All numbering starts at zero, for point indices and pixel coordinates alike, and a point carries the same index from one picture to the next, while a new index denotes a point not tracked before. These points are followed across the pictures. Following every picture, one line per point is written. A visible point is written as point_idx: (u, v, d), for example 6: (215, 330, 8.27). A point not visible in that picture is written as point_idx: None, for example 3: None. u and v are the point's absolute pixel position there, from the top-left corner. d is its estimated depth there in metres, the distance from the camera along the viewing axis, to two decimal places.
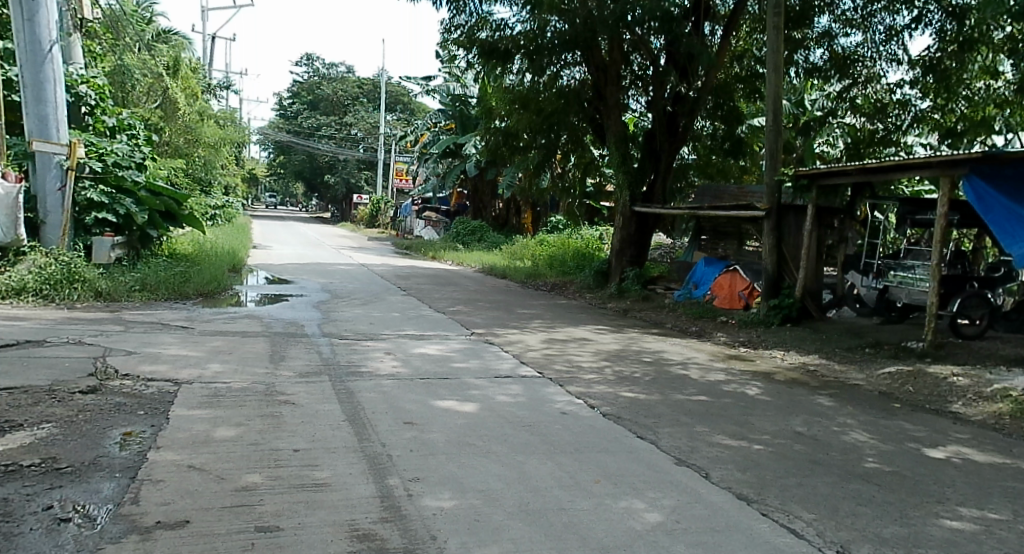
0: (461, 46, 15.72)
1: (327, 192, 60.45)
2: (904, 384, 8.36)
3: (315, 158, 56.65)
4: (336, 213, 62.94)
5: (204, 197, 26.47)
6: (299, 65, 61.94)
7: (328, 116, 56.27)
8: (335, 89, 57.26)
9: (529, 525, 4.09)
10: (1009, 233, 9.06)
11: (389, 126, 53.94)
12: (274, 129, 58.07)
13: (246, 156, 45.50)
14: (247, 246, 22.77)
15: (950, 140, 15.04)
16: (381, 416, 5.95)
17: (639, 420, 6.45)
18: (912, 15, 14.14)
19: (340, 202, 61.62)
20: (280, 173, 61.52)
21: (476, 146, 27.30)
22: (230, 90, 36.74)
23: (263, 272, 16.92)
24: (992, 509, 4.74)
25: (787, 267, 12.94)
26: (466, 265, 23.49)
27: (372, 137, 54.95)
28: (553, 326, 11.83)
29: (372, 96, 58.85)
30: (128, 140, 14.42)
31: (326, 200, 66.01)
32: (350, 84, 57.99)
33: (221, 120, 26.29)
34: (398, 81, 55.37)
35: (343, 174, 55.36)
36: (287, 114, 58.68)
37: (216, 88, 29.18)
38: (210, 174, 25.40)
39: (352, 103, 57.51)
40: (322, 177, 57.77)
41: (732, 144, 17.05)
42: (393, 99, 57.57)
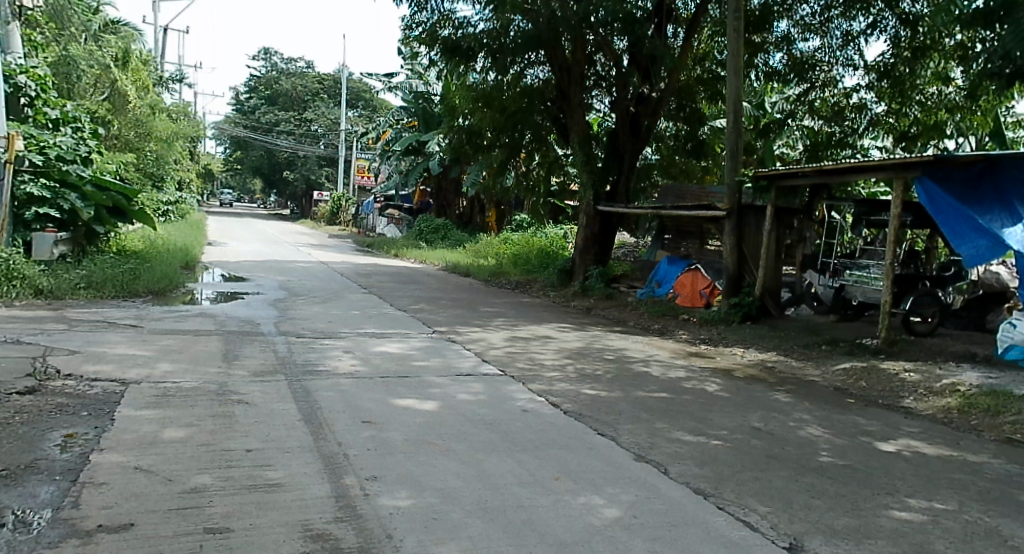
0: (422, 43, 15.61)
1: (286, 189, 59.72)
2: (858, 380, 8.54)
3: (273, 154, 55.79)
4: (297, 211, 62.08)
5: (154, 193, 25.92)
6: (259, 60, 61.13)
7: (287, 112, 55.58)
8: (295, 84, 56.37)
9: (487, 523, 4.06)
10: (959, 234, 9.18)
11: (351, 123, 53.43)
12: (231, 124, 57.08)
13: (202, 152, 44.65)
14: (201, 242, 22.41)
15: (904, 143, 15.41)
16: (338, 415, 5.87)
17: (599, 417, 6.48)
18: (867, 21, 14.39)
19: (300, 199, 60.74)
20: (239, 169, 60.53)
21: (439, 144, 27.16)
22: (183, 84, 35.95)
23: (217, 270, 16.60)
24: (939, 500, 4.85)
25: (747, 265, 13.12)
26: (429, 264, 23.32)
27: (333, 134, 54.53)
28: (516, 324, 11.80)
29: (333, 92, 58.17)
30: (72, 132, 14.02)
31: (286, 198, 65.00)
32: (310, 81, 57.29)
33: (175, 114, 25.78)
34: (360, 78, 54.94)
35: (303, 170, 54.64)
36: (245, 109, 57.82)
37: (169, 82, 28.58)
38: (163, 169, 24.91)
39: (312, 99, 56.76)
40: (281, 174, 56.89)
41: (694, 145, 17.29)
42: (355, 95, 56.99)
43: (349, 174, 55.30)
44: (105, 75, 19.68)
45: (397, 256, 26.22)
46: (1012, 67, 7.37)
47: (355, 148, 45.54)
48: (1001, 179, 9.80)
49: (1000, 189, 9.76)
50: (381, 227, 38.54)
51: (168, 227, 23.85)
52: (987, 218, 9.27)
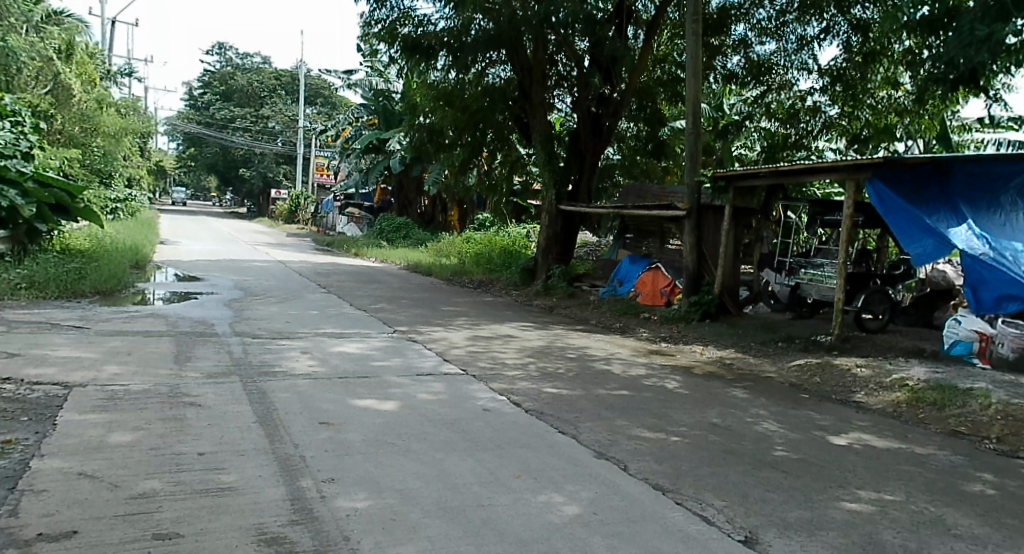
0: (382, 39, 15.48)
1: (242, 187, 58.76)
2: (812, 376, 8.70)
3: (228, 151, 54.84)
4: (254, 209, 61.15)
5: (101, 190, 25.23)
6: (212, 55, 60.16)
7: (243, 108, 54.74)
8: (251, 80, 55.52)
9: (446, 523, 4.04)
10: (908, 233, 9.44)
11: (309, 120, 52.86)
12: (184, 120, 56.00)
13: (152, 147, 43.67)
14: (153, 242, 21.85)
15: (857, 145, 15.69)
16: (294, 416, 5.79)
17: (560, 415, 6.50)
18: (821, 26, 14.66)
19: (257, 198, 59.83)
20: (193, 166, 59.39)
21: (400, 142, 27.04)
22: (133, 76, 34.96)
23: (169, 269, 16.29)
24: (888, 491, 4.96)
25: (706, 264, 13.27)
26: (391, 263, 23.26)
27: (291, 131, 53.92)
28: (478, 323, 11.78)
29: (290, 88, 57.51)
30: (10, 126, 13.57)
31: (243, 196, 63.97)
32: (266, 77, 56.47)
33: (124, 108, 25.15)
34: (319, 74, 54.40)
35: (259, 167, 53.88)
36: (199, 105, 56.78)
37: (117, 75, 27.88)
38: (110, 166, 24.28)
39: (269, 95, 56.01)
40: (236, 171, 55.97)
41: (655, 145, 17.42)
42: (313, 92, 56.30)
43: (306, 172, 54.69)
44: (48, 67, 19.34)
45: (359, 253, 26.24)
46: (956, 74, 7.57)
47: (313, 146, 45.02)
48: (949, 184, 10.03)
49: (948, 193, 9.98)
50: (341, 225, 38.21)
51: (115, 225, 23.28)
52: (934, 219, 9.48)
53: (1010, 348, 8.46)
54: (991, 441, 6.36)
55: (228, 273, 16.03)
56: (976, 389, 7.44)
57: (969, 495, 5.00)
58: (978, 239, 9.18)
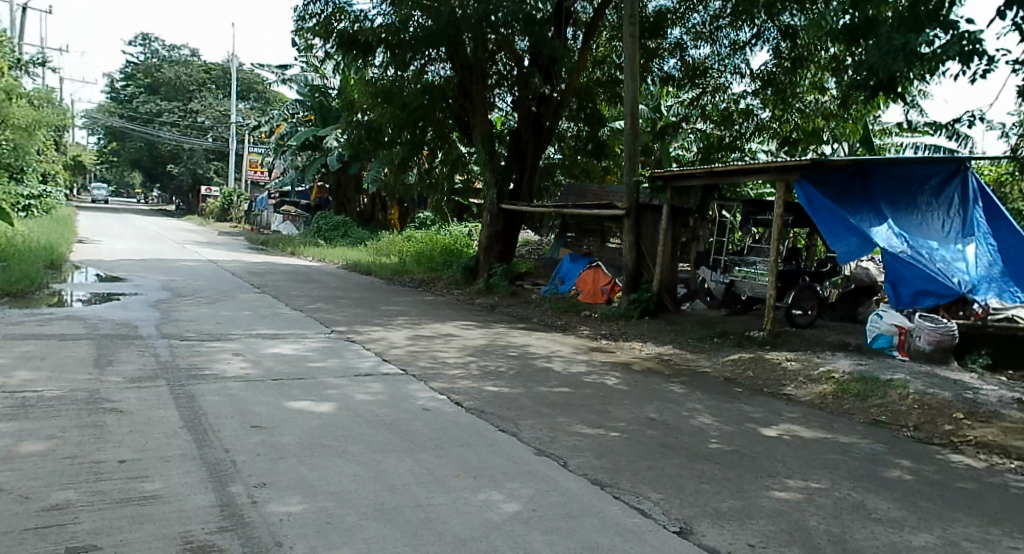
0: (317, 35, 15.25)
1: (171, 183, 57.05)
2: (746, 370, 8.91)
3: (154, 146, 53.11)
4: (182, 207, 59.42)
5: (12, 187, 24.05)
6: (135, 45, 58.19)
7: (170, 102, 53.12)
8: (178, 73, 53.92)
9: (383, 524, 3.98)
10: (834, 232, 9.68)
11: (241, 115, 51.62)
12: (105, 113, 53.94)
13: (71, 141, 41.90)
14: (69, 240, 20.96)
15: (786, 148, 16.09)
16: (224, 420, 5.63)
17: (501, 413, 6.48)
18: (753, 32, 15.03)
19: (186, 195, 58.09)
20: (116, 162, 57.32)
21: (337, 139, 26.79)
22: (47, 67, 33.47)
23: (88, 269, 15.69)
24: (815, 479, 5.10)
25: (645, 262, 13.47)
26: (329, 261, 22.96)
27: (222, 126, 52.59)
28: (418, 322, 11.69)
29: (220, 82, 56.21)
30: None
31: (171, 193, 62.06)
32: (196, 70, 54.99)
33: (36, 101, 24.04)
34: (252, 68, 53.19)
35: (189, 164, 52.39)
36: (122, 98, 54.84)
37: (28, 65, 26.61)
38: (22, 161, 23.18)
39: (198, 89, 54.52)
40: (163, 167, 54.22)
41: (595, 145, 17.63)
42: (246, 87, 55.08)
43: (238, 169, 53.43)
44: None
45: (294, 253, 25.69)
46: (875, 81, 7.83)
47: (246, 142, 44.00)
48: (871, 184, 10.40)
49: (871, 192, 10.35)
50: (276, 223, 37.45)
51: (29, 223, 22.26)
52: (858, 219, 9.83)
53: (926, 341, 8.80)
54: (909, 429, 6.61)
55: (153, 274, 15.50)
56: (897, 380, 7.72)
57: (888, 480, 5.18)
58: (896, 237, 9.70)
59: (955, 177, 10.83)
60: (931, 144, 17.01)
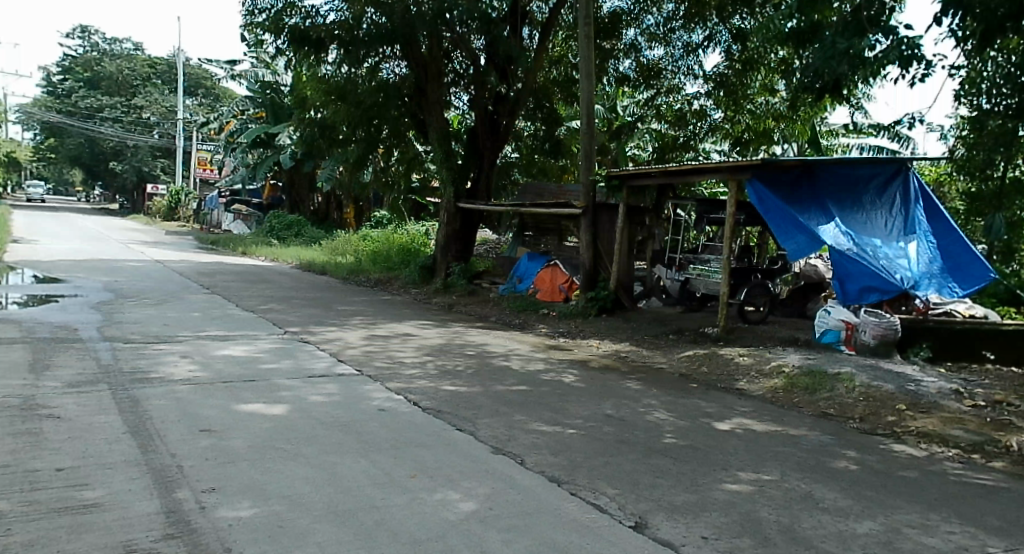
0: (266, 30, 14.87)
1: (115, 181, 55.57)
2: (700, 365, 9.02)
3: (96, 143, 51.67)
4: (127, 205, 57.90)
5: None
6: (74, 38, 56.52)
7: (112, 97, 51.73)
8: (121, 67, 52.57)
9: (337, 526, 3.91)
10: (784, 230, 9.84)
11: (188, 111, 50.56)
12: (43, 108, 52.25)
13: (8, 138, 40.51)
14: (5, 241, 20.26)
15: (738, 148, 16.29)
16: (171, 425, 5.48)
17: (458, 413, 6.43)
18: (705, 34, 15.34)
19: (131, 193, 56.62)
20: (56, 159, 55.57)
21: (290, 137, 26.44)
22: None
23: (26, 270, 15.18)
24: (766, 471, 5.17)
25: (602, 260, 13.48)
26: (283, 261, 22.60)
27: (168, 123, 51.45)
28: (374, 322, 11.57)
29: (166, 78, 55.03)
30: None
31: (114, 191, 60.43)
32: (140, 64, 53.69)
33: None
34: (200, 63, 52.10)
35: (133, 161, 51.12)
36: (61, 92, 53.20)
37: None
38: None
39: (143, 84, 53.30)
40: (106, 164, 52.76)
41: (552, 145, 17.46)
42: (193, 83, 53.92)
43: (185, 166, 52.30)
44: None
45: (246, 253, 25.20)
46: (820, 84, 7.92)
47: (194, 140, 43.11)
48: (818, 184, 10.61)
49: (818, 192, 10.56)
50: (227, 222, 36.75)
51: None
52: (805, 217, 10.02)
53: (871, 335, 8.99)
54: (855, 421, 6.76)
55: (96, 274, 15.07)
56: (844, 373, 7.89)
57: (835, 471, 5.28)
58: (843, 235, 9.91)
59: (898, 177, 11.08)
60: (875, 145, 17.46)
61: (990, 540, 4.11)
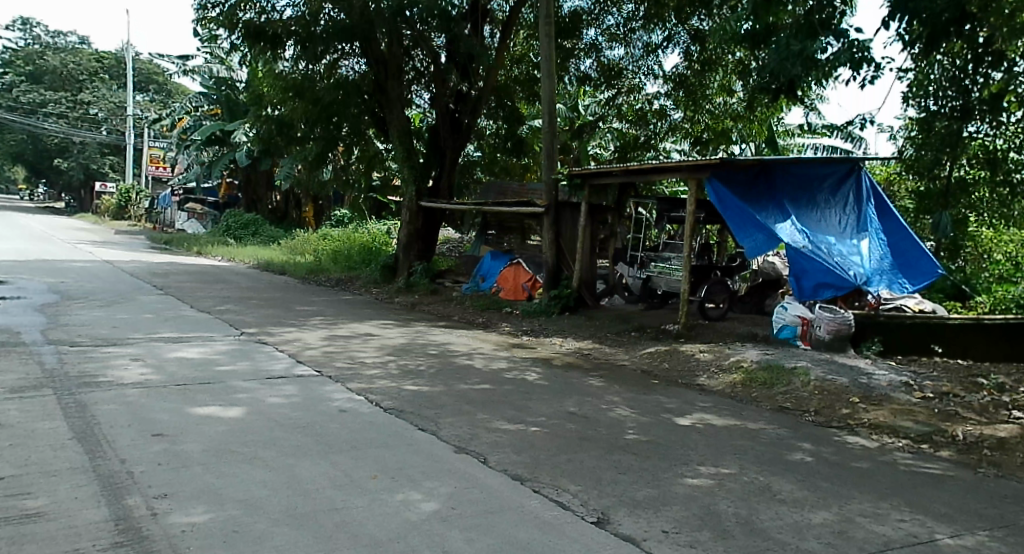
0: (221, 25, 14.60)
1: (62, 179, 54.10)
2: (662, 362, 9.08)
3: (40, 139, 50.20)
4: (74, 204, 56.41)
5: None
6: (16, 30, 54.81)
7: (57, 92, 50.26)
8: (65, 62, 51.11)
9: (295, 530, 3.82)
10: (743, 228, 9.95)
11: (138, 108, 49.43)
12: None
13: None
14: None
15: (698, 147, 16.60)
16: (121, 430, 5.31)
17: (421, 412, 6.36)
18: (663, 35, 15.47)
19: (78, 191, 55.18)
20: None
21: (245, 134, 25.80)
22: None
23: None
24: (725, 465, 5.21)
25: (565, 259, 13.52)
26: (241, 261, 22.24)
27: (117, 119, 50.27)
28: (335, 323, 11.42)
29: (114, 73, 53.80)
30: None
31: (59, 189, 58.78)
32: (86, 58, 52.27)
33: None
34: (150, 58, 50.94)
35: (80, 158, 49.89)
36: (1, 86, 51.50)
37: None
38: None
39: (89, 79, 51.93)
40: (51, 161, 51.29)
41: (514, 143, 17.39)
42: (144, 78, 52.72)
43: (136, 164, 51.12)
44: None
45: (201, 253, 24.72)
46: (776, 85, 8.00)
47: (145, 137, 42.15)
48: (775, 184, 10.74)
49: (775, 191, 10.70)
50: (181, 221, 36.05)
51: None
52: (762, 215, 10.15)
53: (825, 330, 9.12)
54: (810, 414, 6.85)
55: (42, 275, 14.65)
56: (801, 367, 8.01)
57: (792, 463, 5.34)
58: (800, 233, 10.06)
59: (850, 176, 11.29)
60: (829, 146, 17.78)
61: (938, 527, 4.19)
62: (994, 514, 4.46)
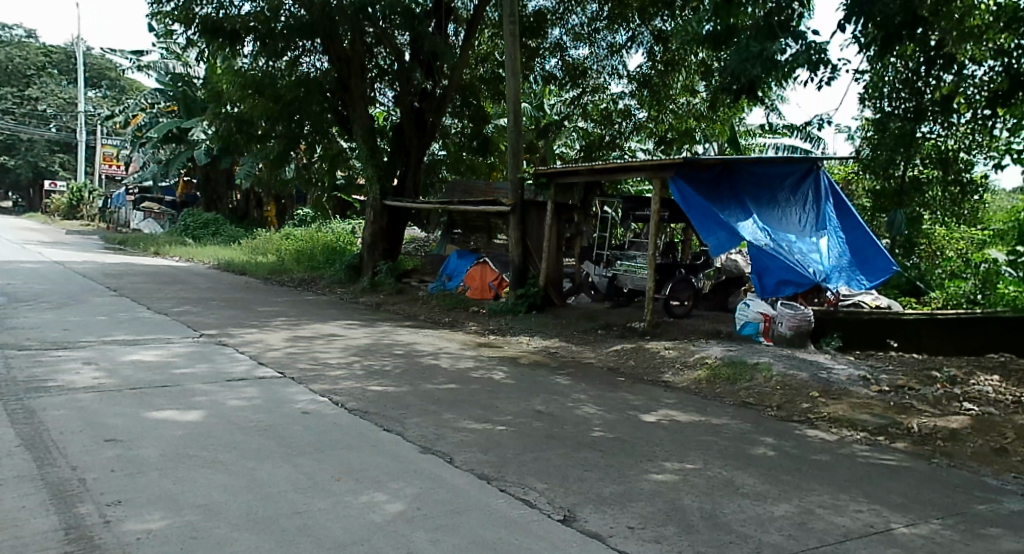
0: (176, 20, 14.27)
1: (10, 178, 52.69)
2: (628, 359, 9.10)
3: None
4: (24, 203, 55.02)
5: None
6: None
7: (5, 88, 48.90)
8: (9, 54, 48.31)
9: (256, 534, 3.73)
10: (706, 227, 10.02)
11: (90, 105, 48.35)
12: None
13: None
14: None
15: (662, 147, 16.52)
16: (73, 436, 5.15)
17: (386, 413, 6.28)
18: (627, 35, 15.54)
19: (28, 190, 53.85)
20: None
21: (204, 132, 25.39)
22: None
23: None
24: (689, 460, 5.22)
25: (532, 258, 13.47)
26: (201, 261, 21.86)
27: (67, 116, 49.16)
28: (298, 323, 11.25)
29: (64, 67, 52.55)
30: None
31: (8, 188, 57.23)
32: (33, 52, 50.22)
33: None
34: (103, 54, 49.83)
35: (29, 156, 48.73)
36: None
37: None
38: None
39: (37, 74, 49.94)
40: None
41: (480, 142, 17.46)
42: (96, 74, 51.60)
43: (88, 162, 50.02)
44: None
45: (159, 253, 24.22)
46: (738, 86, 8.08)
47: (98, 135, 41.24)
48: (737, 183, 10.83)
49: (737, 190, 10.79)
50: (138, 221, 35.34)
51: None
52: (726, 214, 10.22)
53: (788, 327, 9.24)
54: (772, 408, 6.92)
55: None
56: (763, 363, 8.09)
57: (754, 457, 5.38)
58: (761, 231, 10.16)
59: (809, 175, 11.46)
60: (790, 146, 18.02)
61: (894, 516, 4.24)
62: (946, 503, 4.53)
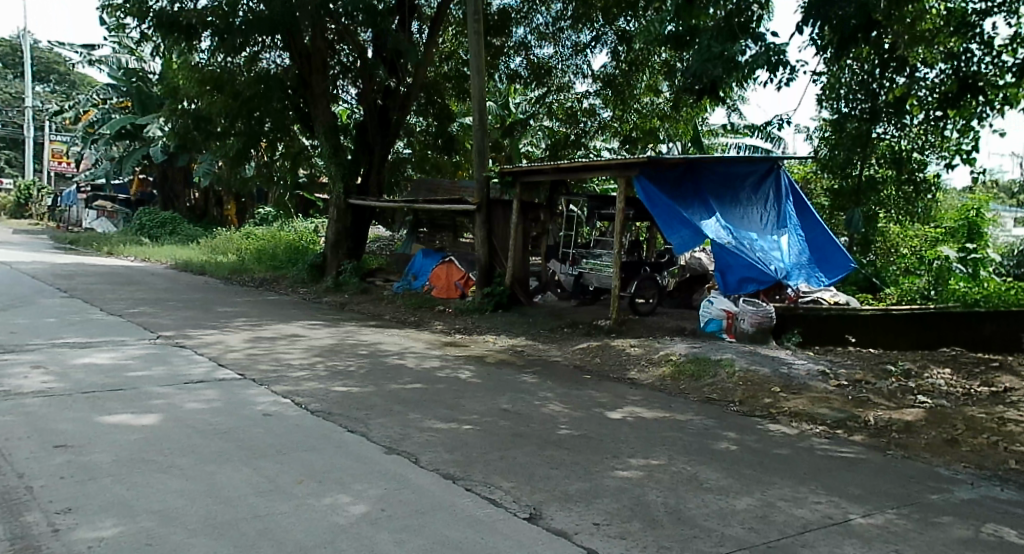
0: (129, 14, 13.87)
1: None
2: (593, 357, 9.09)
3: None
4: None
5: None
6: None
7: None
8: None
9: (214, 540, 3.62)
10: (670, 225, 10.04)
11: (38, 100, 47.05)
12: None
13: None
14: None
15: (628, 145, 16.69)
16: (21, 442, 4.96)
17: (350, 414, 6.17)
18: (591, 35, 15.51)
19: None
20: None
21: (160, 129, 24.81)
22: None
23: None
24: (654, 456, 5.21)
25: (497, 256, 13.42)
26: (158, 261, 21.39)
27: (14, 112, 47.78)
28: (260, 324, 11.04)
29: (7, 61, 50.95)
30: None
31: None
32: None
33: None
34: (51, 49, 48.53)
35: None
36: None
37: None
38: None
39: None
40: None
41: (445, 140, 17.28)
42: (44, 68, 50.22)
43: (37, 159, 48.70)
44: None
45: (113, 253, 23.64)
46: (700, 86, 8.05)
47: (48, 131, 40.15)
48: (701, 181, 10.86)
49: (700, 188, 10.82)
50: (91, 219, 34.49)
51: None
52: (689, 212, 10.25)
53: (749, 323, 9.34)
54: (735, 404, 6.95)
55: None
56: (726, 359, 8.13)
57: (718, 452, 5.39)
58: (724, 229, 10.22)
59: (770, 175, 11.59)
60: (752, 146, 18.19)
61: (852, 508, 4.27)
62: (902, 493, 4.58)
